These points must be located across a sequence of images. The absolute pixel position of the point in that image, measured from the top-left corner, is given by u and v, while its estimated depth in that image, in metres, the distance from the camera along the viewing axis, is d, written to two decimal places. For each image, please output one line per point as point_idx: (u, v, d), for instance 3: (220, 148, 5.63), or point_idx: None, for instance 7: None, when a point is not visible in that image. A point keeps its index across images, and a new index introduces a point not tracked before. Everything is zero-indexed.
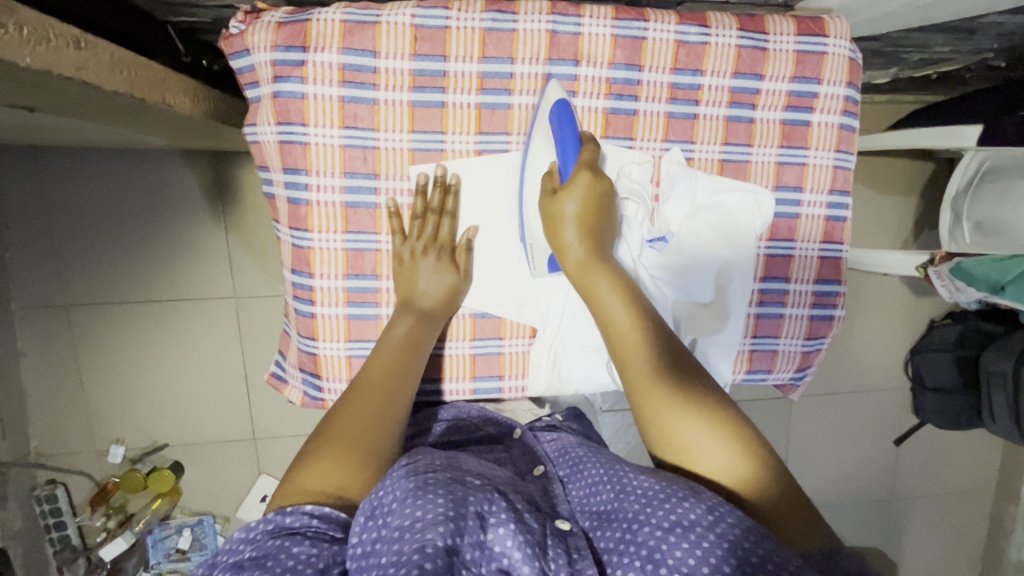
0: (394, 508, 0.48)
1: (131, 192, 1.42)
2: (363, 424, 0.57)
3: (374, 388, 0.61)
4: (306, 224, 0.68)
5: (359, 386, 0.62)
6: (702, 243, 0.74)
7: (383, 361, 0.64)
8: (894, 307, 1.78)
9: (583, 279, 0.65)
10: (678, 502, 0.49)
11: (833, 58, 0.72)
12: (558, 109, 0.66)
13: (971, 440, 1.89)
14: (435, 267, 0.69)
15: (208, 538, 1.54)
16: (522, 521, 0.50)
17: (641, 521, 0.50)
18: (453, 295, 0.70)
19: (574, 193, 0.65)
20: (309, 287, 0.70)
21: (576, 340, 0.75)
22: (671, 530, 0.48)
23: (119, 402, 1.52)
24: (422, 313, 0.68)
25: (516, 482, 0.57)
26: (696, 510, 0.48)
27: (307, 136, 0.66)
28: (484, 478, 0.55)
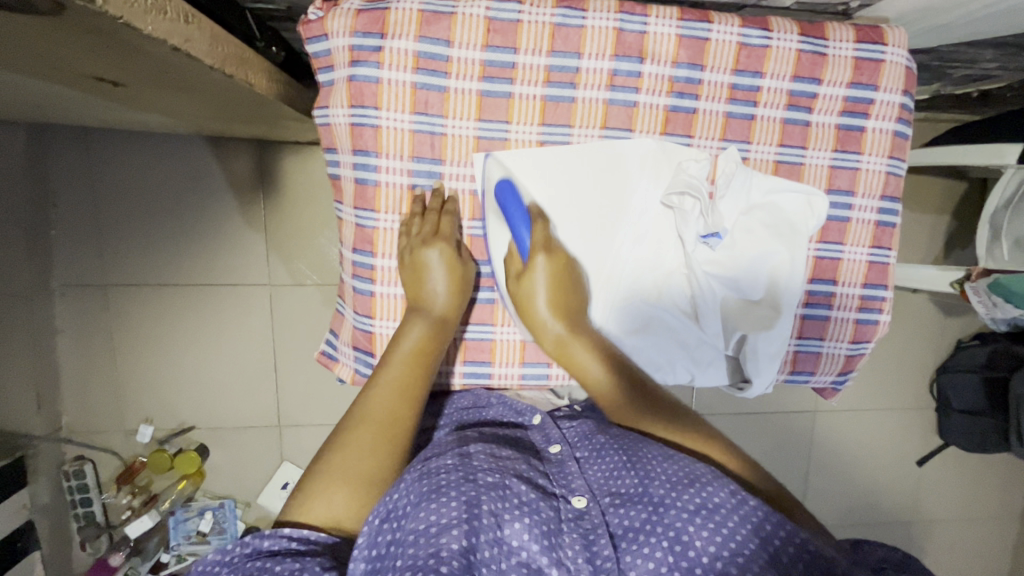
0: (409, 511, 0.52)
1: (176, 177, 1.46)
2: (368, 452, 0.59)
3: (381, 413, 0.62)
4: (373, 204, 0.71)
5: (367, 413, 0.61)
6: (726, 251, 0.74)
7: (392, 379, 0.64)
8: (921, 326, 1.77)
9: (563, 349, 0.69)
10: (703, 487, 0.51)
11: (890, 65, 0.73)
12: (501, 188, 0.67)
13: (996, 466, 1.87)
14: (439, 272, 0.68)
15: (229, 522, 1.53)
16: (537, 514, 0.52)
17: (666, 505, 0.51)
18: (460, 292, 0.70)
19: (536, 274, 0.67)
20: (370, 266, 0.72)
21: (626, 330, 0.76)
22: (697, 512, 0.49)
23: (150, 383, 1.55)
24: (431, 320, 0.68)
25: (534, 471, 0.59)
26: (721, 494, 0.51)
27: (379, 119, 0.68)
28: (498, 471, 0.56)
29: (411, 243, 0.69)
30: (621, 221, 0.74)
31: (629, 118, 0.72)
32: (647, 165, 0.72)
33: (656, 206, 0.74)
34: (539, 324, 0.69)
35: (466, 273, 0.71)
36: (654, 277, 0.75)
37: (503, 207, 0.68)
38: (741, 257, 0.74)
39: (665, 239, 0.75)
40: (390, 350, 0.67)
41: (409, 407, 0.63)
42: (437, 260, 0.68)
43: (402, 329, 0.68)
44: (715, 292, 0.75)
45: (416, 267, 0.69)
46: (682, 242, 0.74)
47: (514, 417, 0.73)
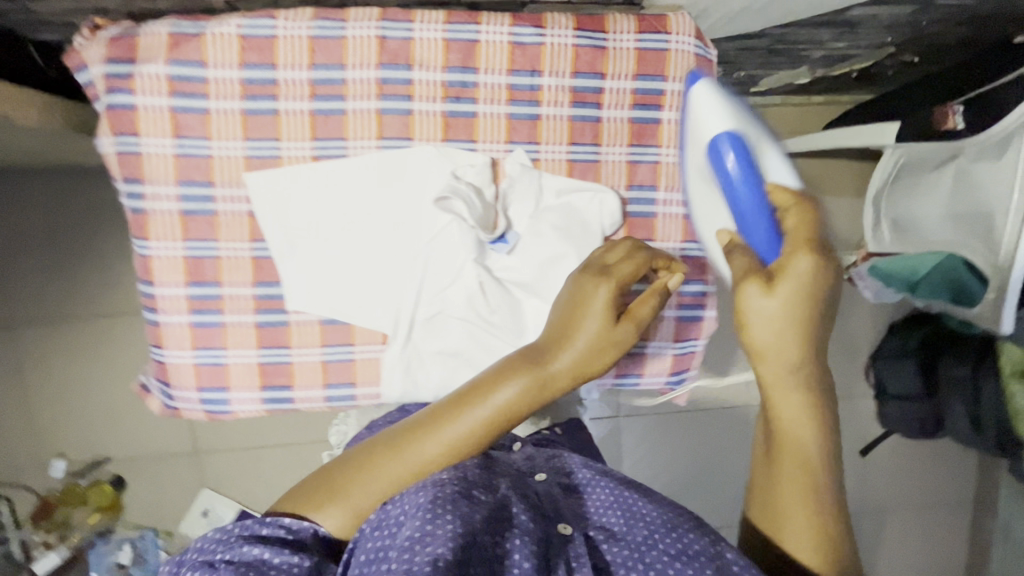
0: (403, 520, 0.47)
1: (73, 210, 1.45)
2: (392, 483, 0.53)
3: (418, 461, 0.54)
4: (144, 232, 0.68)
5: (411, 455, 0.54)
6: (525, 262, 0.72)
7: (461, 427, 0.55)
8: (850, 312, 1.73)
9: (756, 359, 0.52)
10: (681, 534, 0.49)
11: (676, 54, 0.71)
12: (726, 139, 0.62)
13: (943, 452, 1.81)
14: (578, 342, 0.58)
15: (150, 553, 1.51)
16: (529, 535, 0.47)
17: (649, 544, 0.48)
18: (592, 352, 0.58)
19: (787, 281, 0.49)
20: (151, 295, 0.70)
21: (430, 345, 0.74)
22: (677, 557, 0.47)
23: (61, 416, 1.54)
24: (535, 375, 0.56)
25: (533, 493, 0.54)
26: (700, 542, 0.48)
27: (140, 146, 0.66)
28: (497, 489, 0.51)
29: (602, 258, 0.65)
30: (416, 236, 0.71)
31: (406, 127, 0.69)
32: (428, 170, 0.70)
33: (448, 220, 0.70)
34: (758, 345, 0.51)
35: (605, 358, 0.59)
36: (457, 294, 0.72)
37: (718, 162, 0.62)
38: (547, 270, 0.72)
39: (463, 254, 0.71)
40: (480, 395, 0.56)
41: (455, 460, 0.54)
42: (591, 330, 0.58)
43: (505, 376, 0.56)
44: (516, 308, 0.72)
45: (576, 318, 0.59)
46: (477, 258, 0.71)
47: None
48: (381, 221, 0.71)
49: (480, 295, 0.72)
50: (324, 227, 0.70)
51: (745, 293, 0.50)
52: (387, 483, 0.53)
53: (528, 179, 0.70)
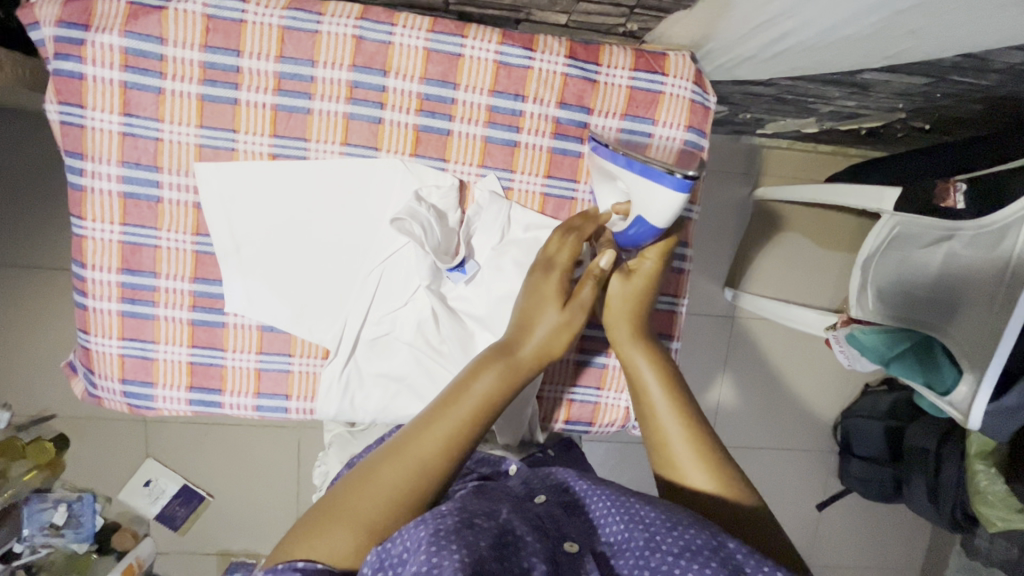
0: (406, 559, 0.43)
1: (49, 159, 1.40)
2: (390, 493, 0.49)
3: (417, 463, 0.51)
4: (80, 210, 0.64)
5: (406, 456, 0.51)
6: (479, 296, 0.68)
7: (448, 423, 0.53)
8: (827, 365, 1.71)
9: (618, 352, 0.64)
10: (683, 530, 0.46)
11: (670, 98, 0.67)
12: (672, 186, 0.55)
13: (898, 517, 1.80)
14: (543, 328, 0.59)
15: (86, 516, 1.49)
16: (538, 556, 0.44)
17: (653, 548, 0.46)
18: (560, 337, 0.59)
19: (636, 276, 0.65)
20: (82, 277, 0.66)
21: (373, 366, 0.70)
22: (682, 555, 0.45)
23: (12, 367, 1.49)
24: (507, 363, 0.57)
25: (530, 515, 0.51)
26: (701, 536, 0.46)
27: (85, 119, 0.62)
28: (496, 518, 0.48)
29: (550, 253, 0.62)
30: (371, 254, 0.67)
31: (374, 136, 0.65)
32: (392, 184, 0.66)
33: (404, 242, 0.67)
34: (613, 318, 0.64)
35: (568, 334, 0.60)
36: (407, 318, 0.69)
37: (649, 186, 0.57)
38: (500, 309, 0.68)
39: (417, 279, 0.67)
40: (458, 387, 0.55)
41: (449, 459, 0.52)
42: (551, 319, 0.59)
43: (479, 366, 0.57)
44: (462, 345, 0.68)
45: (536, 305, 0.60)
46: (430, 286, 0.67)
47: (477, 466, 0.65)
48: (334, 233, 0.66)
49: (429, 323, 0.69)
50: (274, 231, 0.66)
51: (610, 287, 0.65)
52: (389, 486, 0.49)
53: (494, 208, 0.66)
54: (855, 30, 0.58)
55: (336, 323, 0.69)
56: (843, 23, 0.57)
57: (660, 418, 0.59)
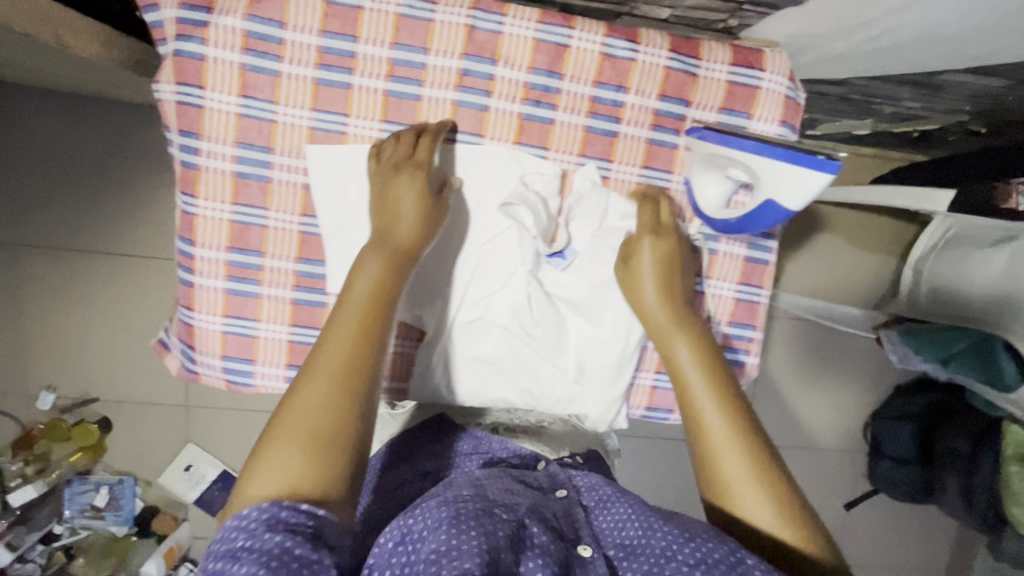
0: (425, 536, 0.48)
1: (102, 143, 1.40)
2: (319, 407, 0.50)
3: (337, 365, 0.52)
4: (193, 189, 0.66)
5: (318, 368, 0.52)
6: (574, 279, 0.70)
7: (347, 323, 0.54)
8: (859, 366, 1.73)
9: (661, 340, 0.64)
10: (700, 542, 0.48)
11: (767, 94, 0.68)
12: (820, 166, 0.55)
13: (924, 519, 1.82)
14: (408, 205, 0.61)
15: (125, 500, 1.54)
16: (552, 556, 0.48)
17: (667, 557, 0.48)
18: (427, 210, 0.62)
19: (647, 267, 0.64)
20: (190, 255, 0.67)
21: (468, 349, 0.72)
22: (697, 566, 0.47)
23: (57, 350, 1.50)
24: (391, 251, 0.59)
25: (544, 510, 0.55)
26: (720, 549, 0.48)
27: (203, 100, 0.63)
28: (513, 509, 0.52)
29: (389, 156, 0.63)
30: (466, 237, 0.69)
31: (479, 123, 0.67)
32: (495, 171, 0.67)
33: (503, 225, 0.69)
34: (643, 302, 0.64)
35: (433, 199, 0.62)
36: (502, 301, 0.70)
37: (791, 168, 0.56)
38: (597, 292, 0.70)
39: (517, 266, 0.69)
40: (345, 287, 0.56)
41: (367, 354, 0.54)
42: (409, 199, 0.61)
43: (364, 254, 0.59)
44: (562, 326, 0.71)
45: (392, 192, 0.61)
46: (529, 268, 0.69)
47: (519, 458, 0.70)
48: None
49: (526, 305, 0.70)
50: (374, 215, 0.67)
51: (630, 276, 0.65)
52: (320, 416, 0.50)
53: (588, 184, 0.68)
54: (959, 30, 0.59)
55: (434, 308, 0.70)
56: (949, 23, 0.58)
57: (710, 431, 0.57)
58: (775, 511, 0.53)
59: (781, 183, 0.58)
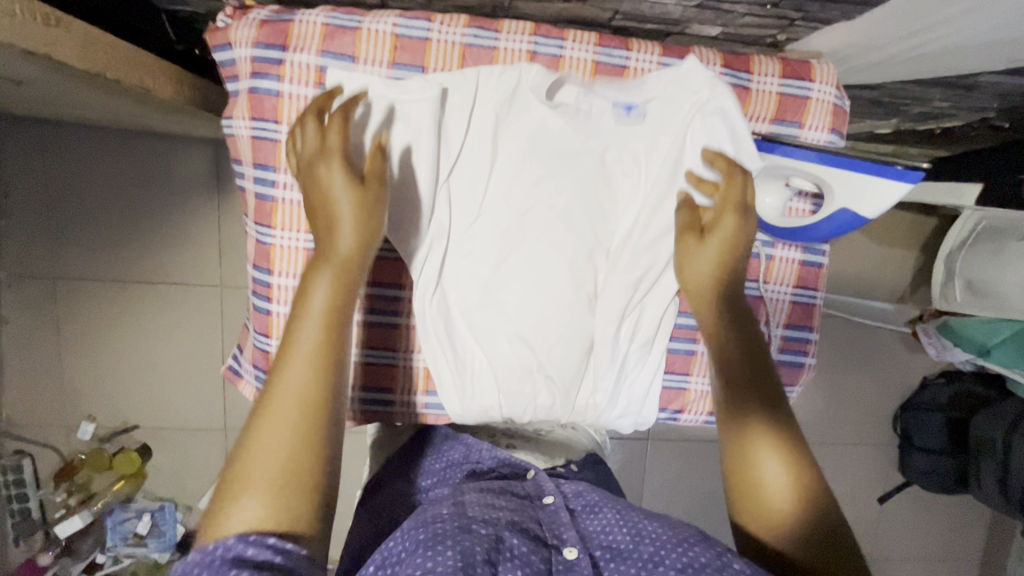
0: (404, 557, 0.55)
1: (136, 173, 1.42)
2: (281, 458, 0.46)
3: (294, 400, 0.48)
4: (270, 220, 0.68)
5: (275, 408, 0.48)
6: (567, 157, 0.69)
7: (302, 356, 0.50)
8: (887, 360, 1.75)
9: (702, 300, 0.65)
10: (690, 547, 0.54)
11: (817, 103, 0.71)
12: (903, 176, 0.63)
13: (958, 509, 1.83)
14: (343, 207, 0.56)
15: (166, 526, 1.53)
16: (529, 566, 0.55)
17: (655, 561, 0.55)
18: (364, 218, 0.57)
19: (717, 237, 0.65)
20: (267, 284, 0.69)
21: (503, 291, 0.71)
22: (684, 568, 0.52)
23: (96, 380, 1.51)
24: (334, 265, 0.55)
25: (528, 522, 0.63)
26: (708, 554, 0.52)
27: (279, 134, 0.66)
28: (492, 524, 0.60)
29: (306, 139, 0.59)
30: (430, 174, 0.66)
31: None
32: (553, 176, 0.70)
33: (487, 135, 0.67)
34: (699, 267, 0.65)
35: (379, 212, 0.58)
36: (489, 236, 0.70)
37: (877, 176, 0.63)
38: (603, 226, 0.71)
39: (493, 205, 0.69)
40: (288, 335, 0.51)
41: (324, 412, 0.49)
42: (337, 189, 0.56)
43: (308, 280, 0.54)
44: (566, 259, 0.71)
45: (320, 179, 0.57)
46: (509, 205, 0.69)
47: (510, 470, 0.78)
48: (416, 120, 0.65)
49: (514, 236, 0.70)
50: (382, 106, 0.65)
51: (686, 246, 0.66)
52: (268, 498, 0.44)
53: (582, 114, 0.68)
54: (1004, 36, 0.62)
55: (420, 252, 0.69)
56: (994, 31, 0.61)
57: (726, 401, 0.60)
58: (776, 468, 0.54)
59: (864, 191, 0.64)
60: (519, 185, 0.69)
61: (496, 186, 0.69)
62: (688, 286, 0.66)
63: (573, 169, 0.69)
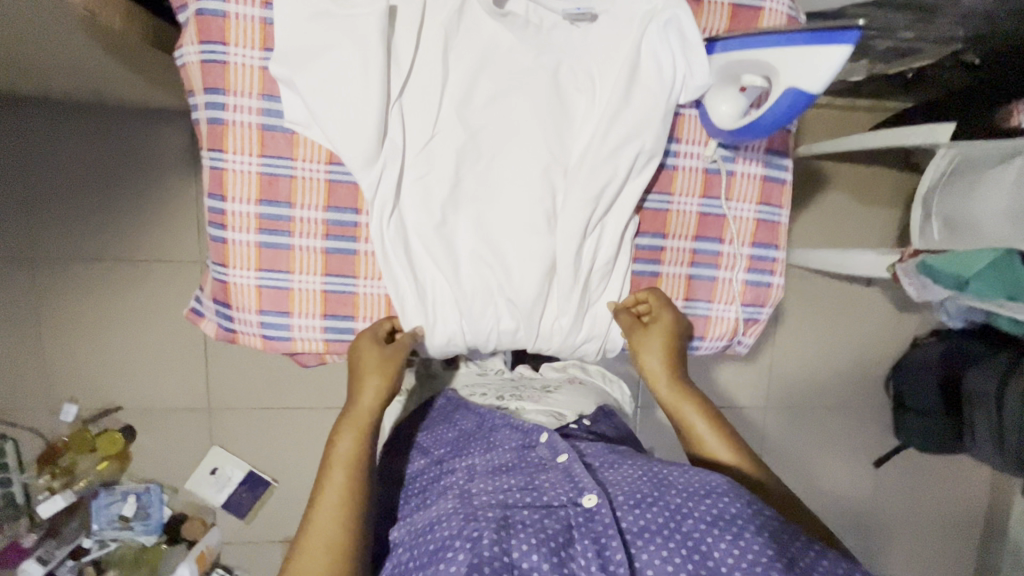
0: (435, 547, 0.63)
1: (111, 149, 1.42)
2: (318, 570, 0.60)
3: (325, 538, 0.62)
4: (221, 144, 0.67)
5: (312, 537, 0.62)
6: (519, 75, 0.69)
7: (332, 497, 0.65)
8: (879, 322, 1.72)
9: (652, 379, 0.75)
10: (716, 500, 0.61)
11: (770, 13, 0.71)
12: (835, 36, 0.55)
13: (957, 472, 1.80)
14: (371, 387, 0.70)
15: (153, 508, 1.52)
16: (548, 538, 0.62)
17: (684, 513, 0.62)
18: (385, 387, 0.71)
19: (656, 336, 0.74)
20: (221, 211, 0.69)
21: (463, 210, 0.71)
22: (714, 522, 0.60)
23: (78, 362, 1.50)
24: (359, 424, 0.70)
25: (546, 491, 0.68)
26: (735, 505, 0.61)
27: (227, 56, 0.65)
28: (504, 505, 0.66)
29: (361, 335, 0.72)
30: (380, 88, 0.65)
31: None
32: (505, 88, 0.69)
33: (437, 51, 0.67)
34: (648, 368, 0.75)
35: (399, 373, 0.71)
36: (446, 155, 0.69)
37: (809, 43, 0.57)
38: (559, 143, 0.70)
39: (446, 124, 0.69)
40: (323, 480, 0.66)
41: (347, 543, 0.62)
42: (371, 392, 0.70)
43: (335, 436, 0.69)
44: (522, 179, 0.70)
45: (358, 378, 0.71)
46: (465, 123, 0.69)
47: (521, 436, 0.78)
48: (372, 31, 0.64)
49: (470, 157, 0.70)
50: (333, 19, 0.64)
51: (637, 337, 0.73)
52: None
53: (532, 27, 0.69)
54: None
55: (375, 172, 0.68)
56: None
57: (678, 406, 0.74)
58: (723, 445, 0.72)
59: (800, 61, 0.58)
60: (473, 103, 0.69)
61: (450, 104, 0.69)
62: (654, 389, 0.76)
63: (526, 86, 0.69)
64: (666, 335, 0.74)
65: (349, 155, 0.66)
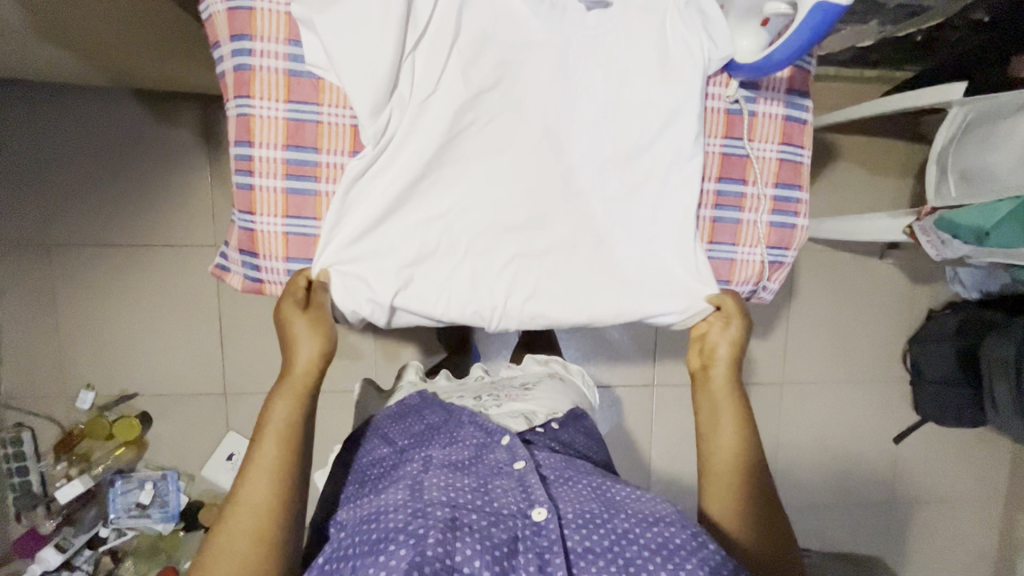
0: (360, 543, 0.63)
1: (126, 134, 1.43)
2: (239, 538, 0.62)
3: (255, 503, 0.64)
4: (249, 90, 0.68)
5: (243, 502, 0.64)
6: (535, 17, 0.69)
7: (265, 458, 0.66)
8: (893, 295, 1.71)
9: (711, 365, 0.77)
10: (666, 528, 0.62)
11: None
12: None
13: (978, 446, 1.78)
14: (304, 345, 0.70)
15: (171, 494, 1.50)
16: (490, 543, 0.61)
17: (629, 538, 0.62)
18: (321, 346, 0.70)
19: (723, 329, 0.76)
20: (248, 157, 0.69)
21: (484, 157, 0.72)
22: (657, 550, 0.60)
23: (93, 348, 1.51)
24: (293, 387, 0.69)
25: (498, 498, 0.68)
26: (682, 536, 0.61)
27: (254, 1, 0.66)
28: (452, 505, 0.65)
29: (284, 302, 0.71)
30: (396, 41, 0.65)
31: None
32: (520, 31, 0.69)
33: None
34: (710, 352, 0.77)
35: (331, 335, 0.71)
36: (464, 101, 0.69)
37: None
38: (567, 107, 0.71)
39: (453, 85, 0.69)
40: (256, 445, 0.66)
41: (274, 512, 0.64)
42: (304, 352, 0.70)
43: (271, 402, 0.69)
44: (526, 143, 0.71)
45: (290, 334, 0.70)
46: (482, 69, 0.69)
47: (484, 436, 0.79)
48: None
49: (489, 104, 0.70)
50: None
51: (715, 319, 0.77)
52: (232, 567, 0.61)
53: None
54: None
55: (395, 117, 0.68)
56: None
57: (720, 402, 0.76)
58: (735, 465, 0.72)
59: None
60: (480, 63, 0.69)
61: (456, 65, 0.69)
62: (709, 371, 0.77)
63: (542, 29, 0.69)
64: (743, 332, 0.76)
65: (365, 114, 0.67)
